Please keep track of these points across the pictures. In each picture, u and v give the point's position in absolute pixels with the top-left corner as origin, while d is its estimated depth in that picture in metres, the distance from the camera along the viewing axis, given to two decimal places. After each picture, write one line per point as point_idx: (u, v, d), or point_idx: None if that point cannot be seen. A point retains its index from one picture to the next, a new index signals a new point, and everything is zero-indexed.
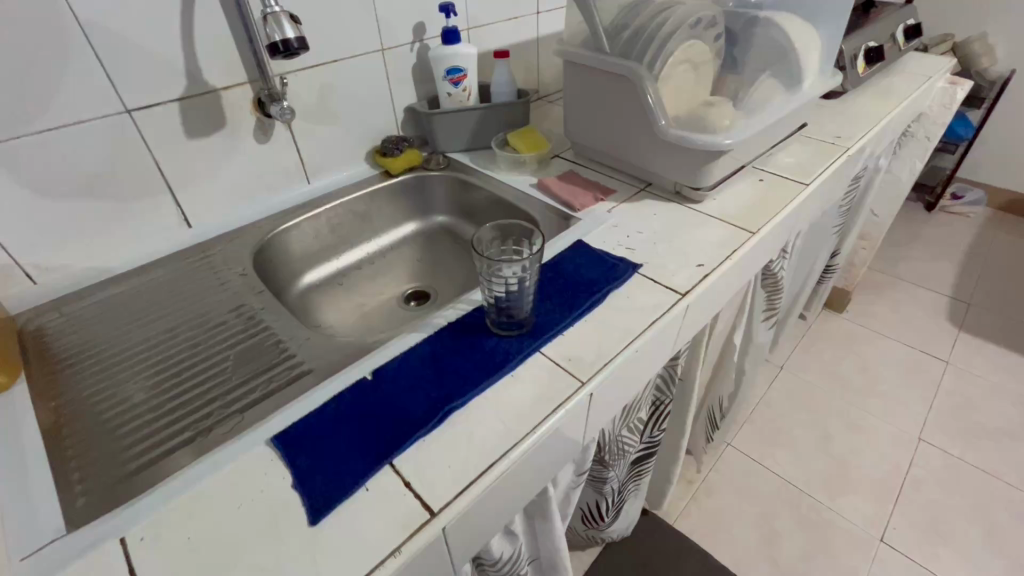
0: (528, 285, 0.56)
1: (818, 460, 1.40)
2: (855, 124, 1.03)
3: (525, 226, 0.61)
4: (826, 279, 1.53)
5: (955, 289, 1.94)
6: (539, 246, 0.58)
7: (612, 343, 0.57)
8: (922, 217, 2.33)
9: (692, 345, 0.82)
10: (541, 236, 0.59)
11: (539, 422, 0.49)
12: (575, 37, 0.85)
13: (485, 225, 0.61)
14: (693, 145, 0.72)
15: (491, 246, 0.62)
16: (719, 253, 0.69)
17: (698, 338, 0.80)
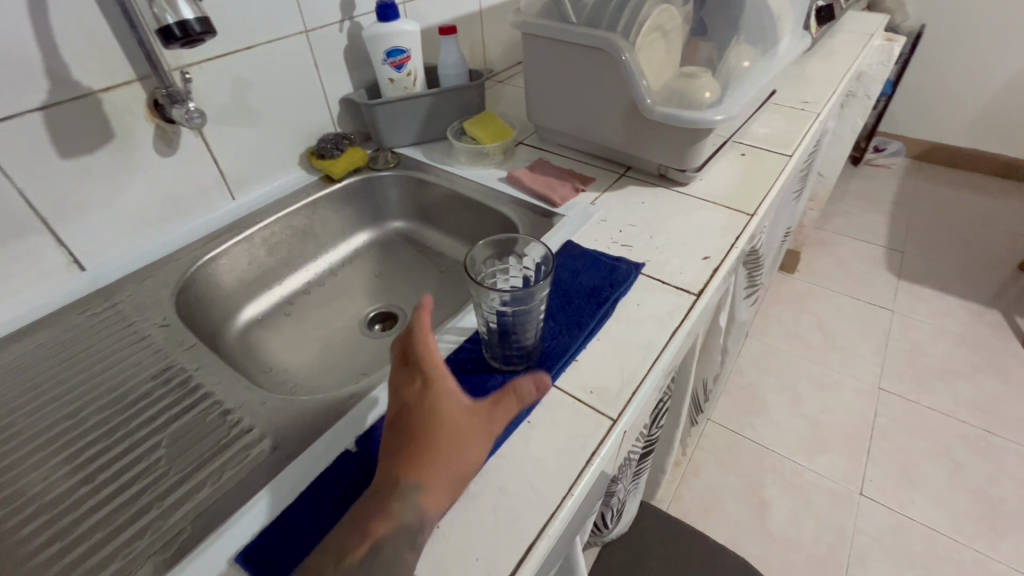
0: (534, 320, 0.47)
1: (793, 423, 1.42)
2: (817, 87, 1.01)
3: (526, 242, 0.52)
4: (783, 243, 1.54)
5: (889, 239, 2.05)
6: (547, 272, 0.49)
7: (635, 364, 0.49)
8: (850, 172, 2.44)
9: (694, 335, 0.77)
10: (550, 259, 0.50)
11: (574, 480, 0.41)
12: (533, 7, 0.74)
13: (480, 242, 0.51)
14: (682, 124, 0.64)
15: (484, 267, 0.53)
16: (723, 242, 0.63)
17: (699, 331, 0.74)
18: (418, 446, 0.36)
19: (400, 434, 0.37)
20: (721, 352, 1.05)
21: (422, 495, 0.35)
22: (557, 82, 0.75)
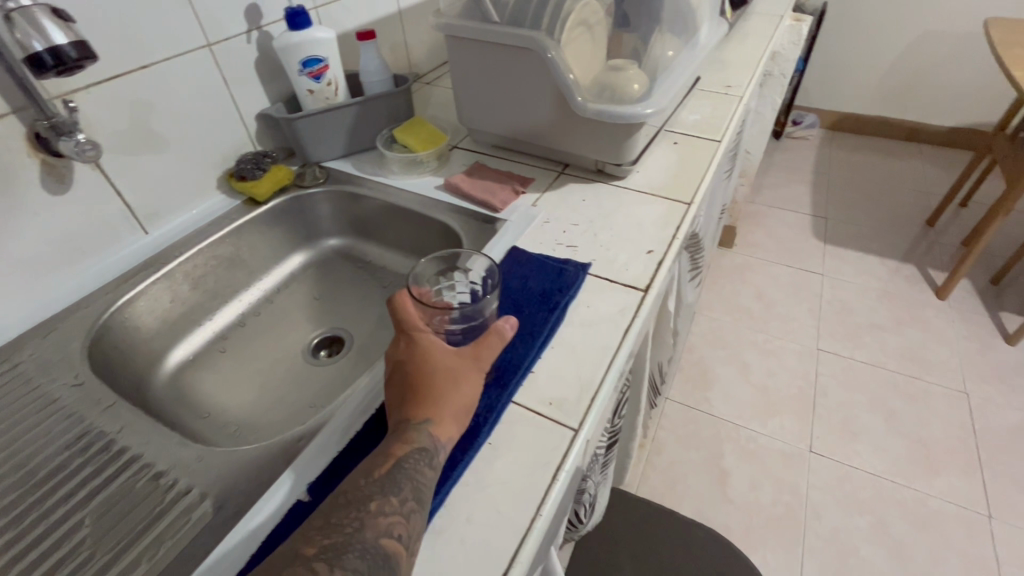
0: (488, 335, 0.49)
1: (744, 392, 1.49)
2: (738, 70, 1.04)
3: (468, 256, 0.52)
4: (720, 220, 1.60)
5: (813, 207, 2.17)
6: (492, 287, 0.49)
7: (591, 370, 0.48)
8: (773, 145, 2.57)
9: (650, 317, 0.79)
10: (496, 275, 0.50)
11: (542, 500, 0.40)
12: (452, 7, 0.72)
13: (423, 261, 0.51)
14: (615, 120, 0.64)
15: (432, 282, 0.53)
16: (664, 234, 0.64)
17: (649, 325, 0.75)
18: (418, 386, 0.41)
19: (399, 383, 0.42)
20: (672, 335, 1.07)
21: (433, 425, 0.39)
22: (485, 84, 0.73)
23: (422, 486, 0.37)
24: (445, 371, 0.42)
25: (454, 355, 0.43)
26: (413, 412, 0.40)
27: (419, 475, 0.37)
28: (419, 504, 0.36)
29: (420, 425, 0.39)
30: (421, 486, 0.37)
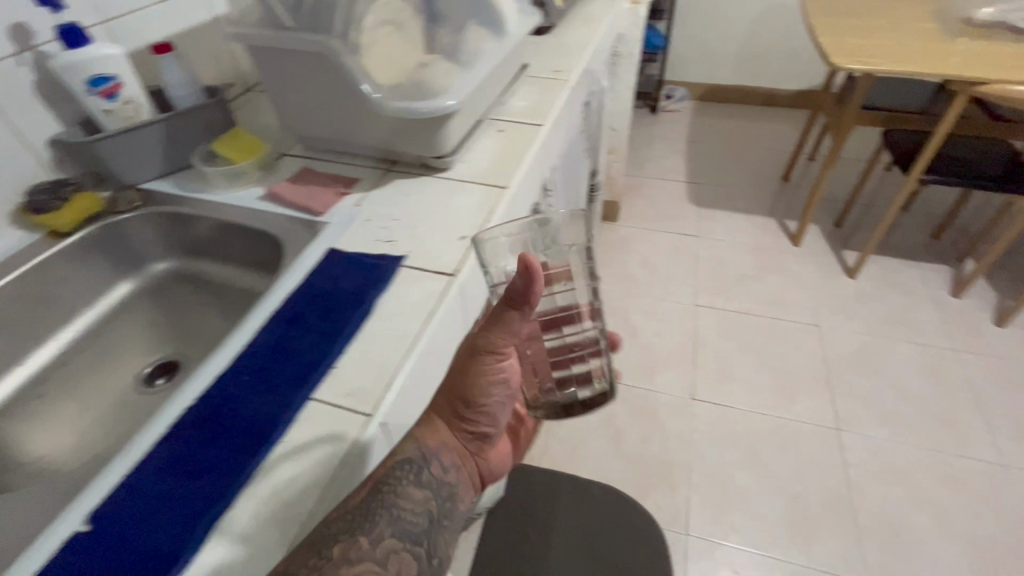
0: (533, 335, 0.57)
1: (633, 354, 1.59)
2: (569, 54, 1.10)
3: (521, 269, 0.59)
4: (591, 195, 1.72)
5: (688, 174, 2.34)
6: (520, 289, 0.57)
7: (391, 357, 0.51)
8: (650, 120, 2.73)
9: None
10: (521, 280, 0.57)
11: (329, 485, 0.42)
12: (248, 13, 0.71)
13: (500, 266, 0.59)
14: (418, 114, 0.67)
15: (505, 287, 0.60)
16: (477, 218, 0.67)
17: None
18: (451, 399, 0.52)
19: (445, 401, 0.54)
20: None
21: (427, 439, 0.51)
22: (297, 89, 0.73)
23: (410, 508, 0.47)
24: (450, 389, 0.52)
25: (457, 368, 0.51)
26: (421, 429, 0.52)
27: (399, 502, 0.46)
28: (403, 532, 0.46)
29: (423, 440, 0.51)
30: (412, 509, 0.47)
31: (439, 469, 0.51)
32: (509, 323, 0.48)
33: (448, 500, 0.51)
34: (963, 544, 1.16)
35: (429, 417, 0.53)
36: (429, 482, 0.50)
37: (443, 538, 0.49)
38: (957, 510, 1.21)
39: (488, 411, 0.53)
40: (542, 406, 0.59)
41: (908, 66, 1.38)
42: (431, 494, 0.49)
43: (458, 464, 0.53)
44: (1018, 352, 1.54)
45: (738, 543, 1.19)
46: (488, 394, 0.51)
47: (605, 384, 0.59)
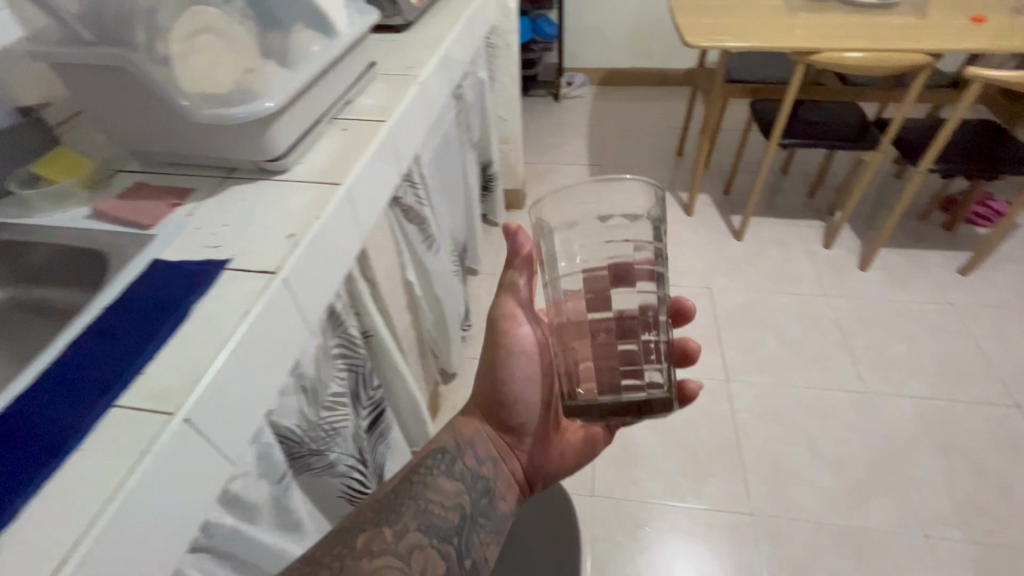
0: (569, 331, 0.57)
1: None
2: (425, 50, 1.13)
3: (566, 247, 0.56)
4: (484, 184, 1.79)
5: (590, 157, 2.43)
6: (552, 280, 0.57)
7: (202, 356, 0.53)
8: (554, 107, 2.81)
9: (350, 288, 0.87)
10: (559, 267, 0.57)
11: (122, 484, 0.44)
12: (49, 29, 0.69)
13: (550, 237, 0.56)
14: (236, 119, 0.68)
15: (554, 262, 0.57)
16: (309, 216, 0.70)
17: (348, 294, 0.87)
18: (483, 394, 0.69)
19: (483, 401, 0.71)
20: (423, 301, 1.19)
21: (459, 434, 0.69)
22: (112, 104, 0.72)
23: (442, 499, 0.63)
24: (482, 386, 0.70)
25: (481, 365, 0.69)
26: (461, 424, 0.70)
27: (425, 497, 0.62)
28: (429, 526, 0.60)
29: (462, 434, 0.69)
30: (441, 504, 0.63)
31: (472, 460, 0.67)
32: (515, 283, 0.63)
33: (482, 497, 0.65)
34: (832, 469, 1.29)
35: (471, 416, 0.71)
36: (461, 476, 0.66)
37: (477, 538, 0.63)
38: (827, 439, 1.34)
39: (516, 399, 0.68)
40: (588, 405, 0.54)
41: (752, 41, 1.50)
42: (462, 490, 0.65)
43: (494, 455, 0.69)
44: (879, 292, 1.70)
45: (637, 497, 1.27)
46: (507, 385, 0.67)
47: (661, 395, 0.55)
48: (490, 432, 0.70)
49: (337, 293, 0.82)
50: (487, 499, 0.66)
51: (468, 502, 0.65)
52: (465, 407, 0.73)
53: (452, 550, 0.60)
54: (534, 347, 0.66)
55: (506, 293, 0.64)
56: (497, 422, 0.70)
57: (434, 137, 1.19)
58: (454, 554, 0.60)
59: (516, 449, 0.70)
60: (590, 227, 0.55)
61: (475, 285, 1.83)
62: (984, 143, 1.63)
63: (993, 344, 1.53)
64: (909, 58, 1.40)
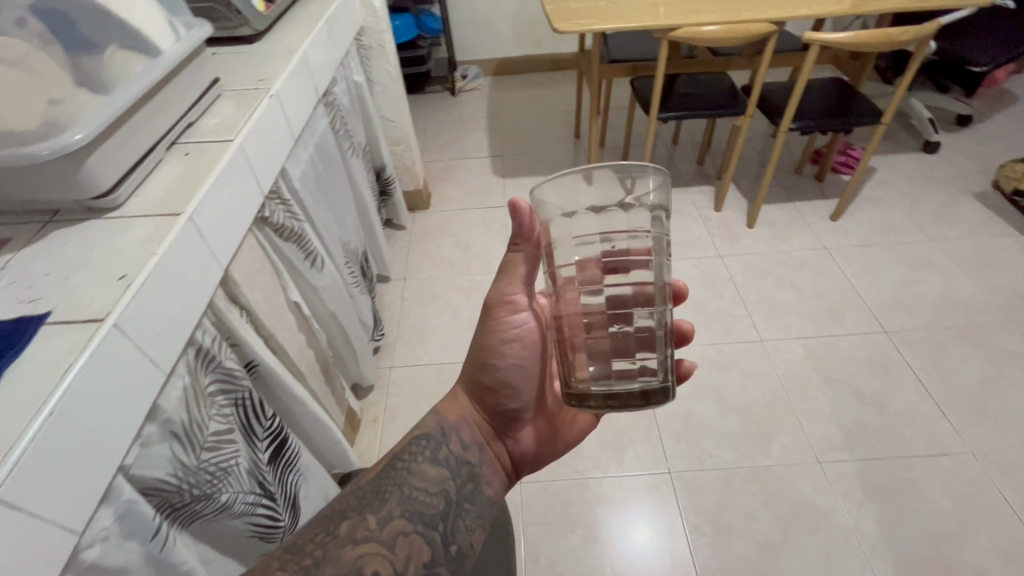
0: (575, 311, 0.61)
1: (457, 332, 1.65)
2: (278, 60, 1.08)
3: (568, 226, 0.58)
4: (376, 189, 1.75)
5: (491, 149, 2.44)
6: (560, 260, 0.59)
7: (15, 426, 0.48)
8: (451, 102, 2.79)
9: (217, 319, 0.83)
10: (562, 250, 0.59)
11: None
12: None
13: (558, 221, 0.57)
14: (40, 157, 0.61)
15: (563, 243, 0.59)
16: (144, 253, 0.65)
17: (220, 325, 0.83)
18: (475, 379, 0.73)
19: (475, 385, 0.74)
20: (313, 320, 1.16)
21: (447, 418, 0.72)
22: None
23: (427, 485, 0.65)
24: (472, 373, 0.73)
25: (473, 352, 0.72)
26: (448, 411, 0.73)
27: (410, 484, 0.64)
28: (412, 512, 0.62)
29: (448, 420, 0.72)
30: (425, 490, 0.65)
31: (457, 445, 0.70)
32: (515, 270, 0.64)
33: (466, 483, 0.68)
34: (736, 416, 1.38)
35: (457, 403, 0.74)
36: (445, 461, 0.68)
37: (463, 524, 0.65)
38: (730, 390, 1.43)
39: (507, 386, 0.72)
40: (582, 391, 0.58)
41: (616, 22, 1.55)
42: (447, 476, 0.68)
43: (479, 440, 0.72)
44: (765, 245, 1.84)
45: (563, 476, 1.30)
46: (499, 371, 0.71)
47: (657, 383, 0.57)
48: (475, 417, 0.74)
49: (198, 328, 0.77)
50: (472, 484, 0.69)
51: (454, 489, 0.67)
52: (452, 393, 0.76)
53: (437, 536, 0.62)
54: (528, 329, 0.70)
55: (504, 279, 0.66)
56: (486, 408, 0.74)
57: (302, 150, 1.15)
58: (439, 540, 0.62)
59: (503, 435, 0.74)
60: (607, 211, 0.59)
61: (387, 291, 1.80)
62: (835, 100, 1.79)
63: (862, 278, 1.69)
64: (756, 27, 1.51)
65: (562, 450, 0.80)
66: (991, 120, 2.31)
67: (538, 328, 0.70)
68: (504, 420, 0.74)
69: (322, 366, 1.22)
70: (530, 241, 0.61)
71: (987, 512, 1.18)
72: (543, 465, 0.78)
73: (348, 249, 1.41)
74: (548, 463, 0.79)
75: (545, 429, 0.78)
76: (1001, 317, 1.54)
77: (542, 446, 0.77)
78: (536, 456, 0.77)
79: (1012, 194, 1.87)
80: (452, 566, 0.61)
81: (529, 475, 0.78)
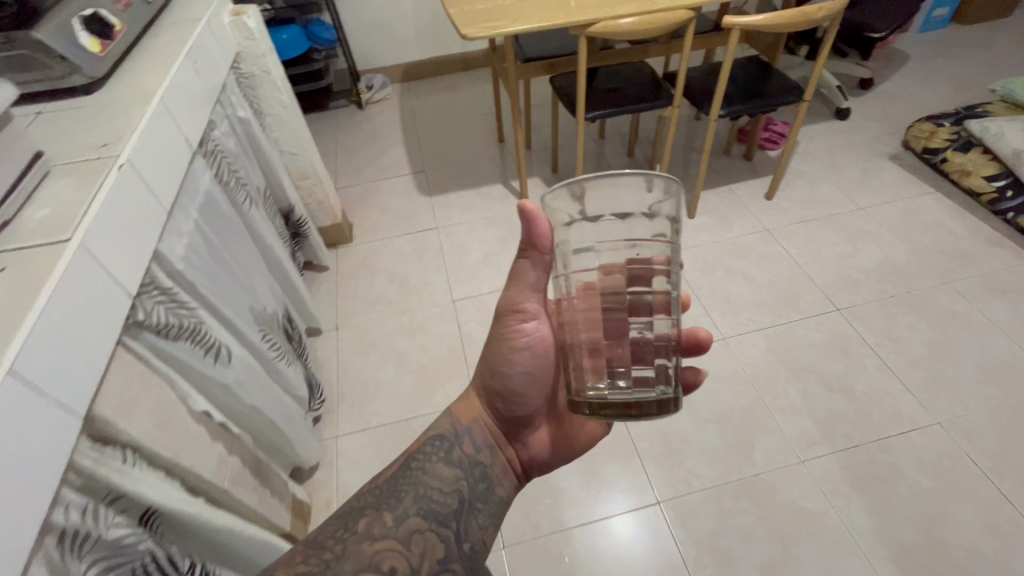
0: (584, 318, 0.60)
1: (406, 381, 1.49)
2: (126, 113, 0.86)
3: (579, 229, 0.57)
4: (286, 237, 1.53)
5: (411, 164, 2.25)
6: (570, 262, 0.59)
7: None
8: (359, 116, 2.56)
9: (83, 481, 0.62)
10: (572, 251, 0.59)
11: None
12: None
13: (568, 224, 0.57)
14: None
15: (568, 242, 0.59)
16: None
17: (90, 486, 0.63)
18: (488, 385, 0.78)
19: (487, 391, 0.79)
20: (231, 419, 0.96)
21: (461, 419, 0.78)
22: None
23: (440, 484, 0.71)
24: (484, 379, 0.78)
25: (485, 359, 0.76)
26: (461, 413, 0.79)
27: (424, 482, 0.71)
28: (427, 512, 0.68)
29: (461, 422, 0.78)
30: (439, 490, 0.71)
31: (469, 447, 0.76)
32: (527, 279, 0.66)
33: (478, 482, 0.74)
34: (713, 426, 1.32)
35: (471, 405, 0.80)
36: (458, 463, 0.74)
37: (476, 522, 0.71)
38: (702, 398, 1.37)
39: (516, 394, 0.76)
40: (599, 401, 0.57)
41: (529, 22, 1.42)
42: (460, 476, 0.74)
43: (491, 443, 0.78)
44: (708, 235, 1.80)
45: (549, 530, 1.19)
46: (510, 380, 0.75)
47: (669, 393, 0.58)
48: (487, 420, 0.79)
49: (55, 508, 0.57)
50: (484, 484, 0.75)
51: (466, 488, 0.73)
52: (468, 395, 0.82)
53: (450, 533, 0.68)
54: (537, 337, 0.72)
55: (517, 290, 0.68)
56: (497, 412, 0.79)
57: (181, 220, 0.94)
58: (452, 537, 0.68)
59: (513, 437, 0.79)
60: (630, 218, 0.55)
61: (319, 346, 1.59)
62: (755, 80, 1.77)
63: (806, 256, 1.69)
64: (671, 17, 1.43)
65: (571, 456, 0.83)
66: (890, 81, 2.41)
67: (548, 338, 0.72)
68: (514, 425, 0.78)
69: (254, 468, 1.02)
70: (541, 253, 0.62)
71: (964, 483, 1.18)
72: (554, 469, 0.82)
73: (265, 317, 1.20)
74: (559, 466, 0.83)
75: (555, 434, 0.81)
76: (937, 278, 1.58)
77: (552, 451, 0.81)
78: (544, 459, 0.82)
79: (923, 152, 1.94)
80: (463, 560, 0.68)
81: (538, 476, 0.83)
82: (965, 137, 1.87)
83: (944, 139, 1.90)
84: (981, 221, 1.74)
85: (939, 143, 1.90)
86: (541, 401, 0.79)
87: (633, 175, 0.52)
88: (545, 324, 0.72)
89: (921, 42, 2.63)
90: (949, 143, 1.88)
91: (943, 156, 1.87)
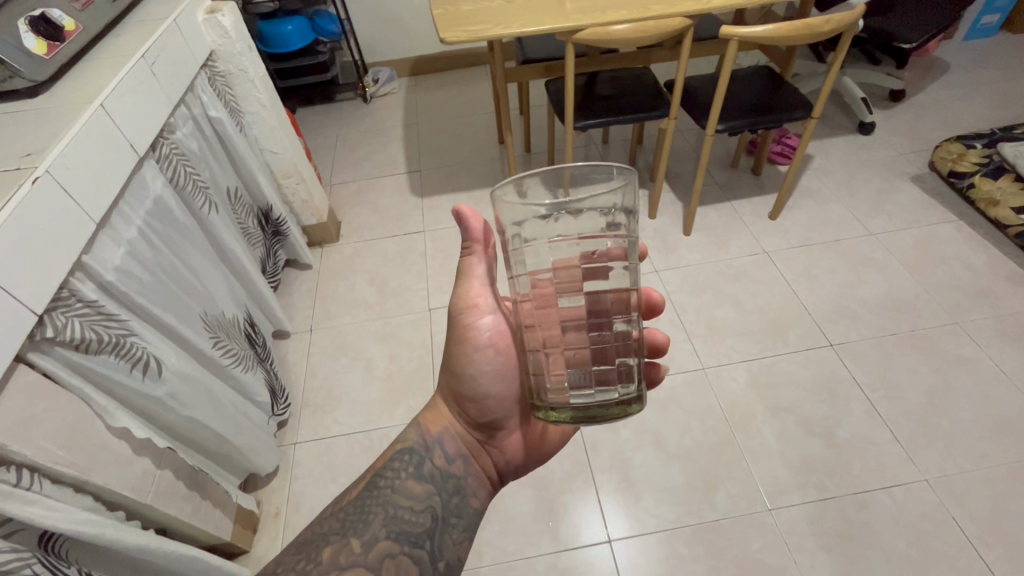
0: (544, 315, 0.64)
1: (371, 391, 1.46)
2: (58, 119, 0.84)
3: (540, 215, 0.58)
4: (263, 242, 1.52)
5: (407, 163, 2.21)
6: (523, 242, 0.60)
7: None
8: (363, 110, 2.53)
9: None
10: (525, 238, 0.60)
11: None
12: None
13: (529, 213, 0.57)
14: None
15: (528, 227, 0.59)
16: None
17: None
18: (451, 386, 0.77)
19: (450, 391, 0.78)
20: (158, 433, 0.95)
21: (425, 428, 0.77)
22: None
23: (411, 503, 0.70)
24: (451, 385, 0.77)
25: (448, 362, 0.75)
26: (430, 423, 0.78)
27: (394, 503, 0.69)
28: (396, 539, 0.65)
29: (431, 433, 0.77)
30: (409, 510, 0.69)
31: (439, 460, 0.75)
32: (472, 269, 0.69)
33: (452, 497, 0.73)
34: (679, 464, 1.25)
35: (440, 414, 0.79)
36: (429, 477, 0.73)
37: (450, 538, 0.69)
38: (671, 433, 1.30)
39: (483, 397, 0.75)
40: (558, 405, 0.60)
41: (514, 26, 1.36)
42: (432, 492, 0.72)
43: (464, 453, 0.77)
44: (702, 255, 1.70)
45: (493, 561, 1.15)
46: (473, 383, 0.74)
47: (632, 391, 0.61)
48: (455, 428, 0.78)
49: None
50: (458, 498, 0.73)
51: (439, 504, 0.72)
52: (436, 404, 0.80)
53: (423, 553, 0.66)
54: (497, 333, 0.72)
55: (466, 282, 0.70)
56: (465, 418, 0.78)
57: (121, 226, 0.93)
58: (426, 557, 0.66)
59: (484, 443, 0.78)
60: (584, 213, 0.57)
61: (291, 347, 1.58)
62: (762, 93, 1.66)
63: (804, 285, 1.58)
64: (668, 23, 1.34)
65: (545, 454, 0.82)
66: (923, 93, 2.23)
67: (504, 331, 0.72)
68: (483, 430, 0.77)
69: (191, 479, 1.01)
70: (478, 239, 0.67)
71: (945, 551, 1.08)
72: (526, 472, 0.83)
73: (222, 323, 1.19)
74: (534, 467, 0.83)
75: (532, 435, 0.81)
76: (946, 317, 1.46)
77: (528, 453, 0.81)
78: (520, 464, 0.82)
79: (948, 175, 1.79)
80: None
81: (514, 479, 0.83)
82: (996, 161, 1.72)
83: (973, 162, 1.75)
84: (1005, 255, 1.59)
85: (967, 166, 1.75)
86: (513, 402, 0.77)
87: (600, 165, 0.56)
88: (502, 319, 0.72)
89: (965, 51, 2.43)
90: (978, 167, 1.73)
91: (970, 180, 1.72)
